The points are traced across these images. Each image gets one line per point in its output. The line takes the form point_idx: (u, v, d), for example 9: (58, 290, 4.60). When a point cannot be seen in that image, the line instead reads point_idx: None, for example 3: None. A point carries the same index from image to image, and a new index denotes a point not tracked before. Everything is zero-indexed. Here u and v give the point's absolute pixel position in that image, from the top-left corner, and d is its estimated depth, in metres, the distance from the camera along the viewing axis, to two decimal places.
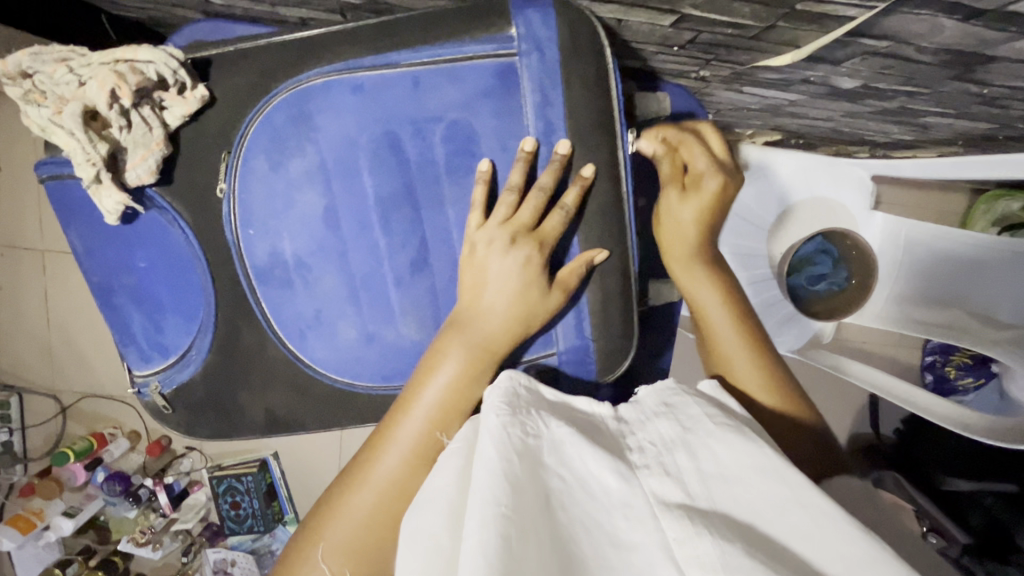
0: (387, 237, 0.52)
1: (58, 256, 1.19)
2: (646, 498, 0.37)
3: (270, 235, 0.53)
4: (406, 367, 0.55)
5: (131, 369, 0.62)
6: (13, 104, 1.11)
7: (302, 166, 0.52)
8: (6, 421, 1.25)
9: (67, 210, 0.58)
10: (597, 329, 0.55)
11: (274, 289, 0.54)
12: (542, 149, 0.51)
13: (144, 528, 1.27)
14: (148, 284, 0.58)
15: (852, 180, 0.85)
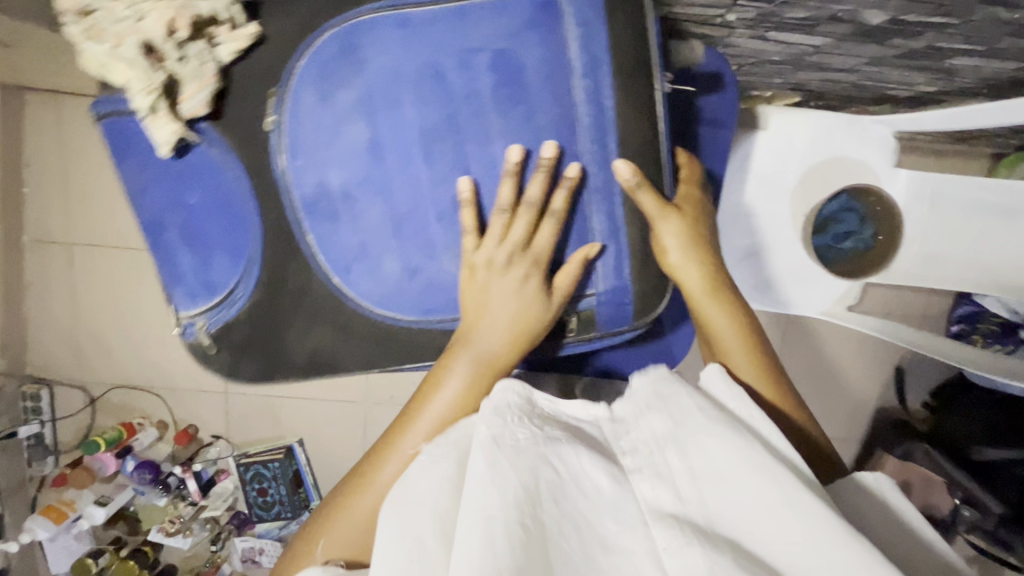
0: (432, 168, 0.57)
1: (86, 250, 1.21)
2: (635, 500, 0.46)
3: (318, 166, 0.57)
4: (449, 300, 0.61)
5: (176, 311, 0.64)
6: (41, 100, 1.14)
7: (349, 96, 0.56)
8: (37, 414, 1.26)
9: (122, 147, 0.60)
10: (634, 270, 0.63)
11: (321, 221, 0.58)
12: (584, 81, 0.57)
13: (173, 517, 1.28)
14: (196, 221, 0.60)
15: (875, 137, 0.84)
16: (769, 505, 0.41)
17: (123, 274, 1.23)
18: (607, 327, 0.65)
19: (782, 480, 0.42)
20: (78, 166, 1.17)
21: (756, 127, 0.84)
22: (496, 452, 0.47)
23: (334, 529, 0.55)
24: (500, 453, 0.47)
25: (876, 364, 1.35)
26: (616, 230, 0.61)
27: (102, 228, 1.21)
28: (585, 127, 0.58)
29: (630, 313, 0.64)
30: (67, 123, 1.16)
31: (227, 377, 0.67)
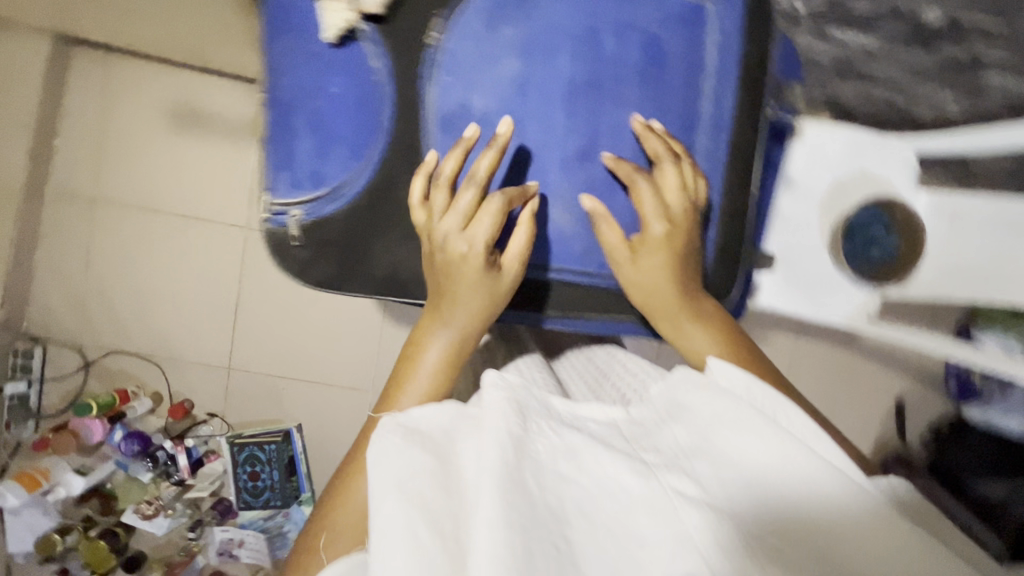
0: (569, 115, 0.62)
1: (112, 208, 1.20)
2: (665, 491, 0.40)
3: (467, 86, 0.61)
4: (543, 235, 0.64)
5: (273, 194, 0.62)
6: (92, 56, 1.16)
7: (515, 34, 0.61)
8: (26, 372, 1.20)
9: (282, 26, 0.60)
10: (720, 225, 0.67)
11: (454, 135, 0.61)
12: (712, 81, 0.65)
13: (151, 498, 1.19)
14: (331, 112, 0.60)
15: (901, 157, 0.89)
16: (822, 511, 0.38)
17: (146, 235, 1.22)
18: None
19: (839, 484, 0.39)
20: (118, 125, 1.19)
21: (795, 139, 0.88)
22: (515, 450, 0.39)
23: (340, 514, 0.53)
24: (520, 454, 0.39)
25: (878, 398, 1.38)
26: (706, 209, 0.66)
27: (131, 188, 1.20)
28: (703, 118, 0.66)
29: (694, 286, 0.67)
30: (114, 81, 1.17)
31: (296, 276, 0.63)
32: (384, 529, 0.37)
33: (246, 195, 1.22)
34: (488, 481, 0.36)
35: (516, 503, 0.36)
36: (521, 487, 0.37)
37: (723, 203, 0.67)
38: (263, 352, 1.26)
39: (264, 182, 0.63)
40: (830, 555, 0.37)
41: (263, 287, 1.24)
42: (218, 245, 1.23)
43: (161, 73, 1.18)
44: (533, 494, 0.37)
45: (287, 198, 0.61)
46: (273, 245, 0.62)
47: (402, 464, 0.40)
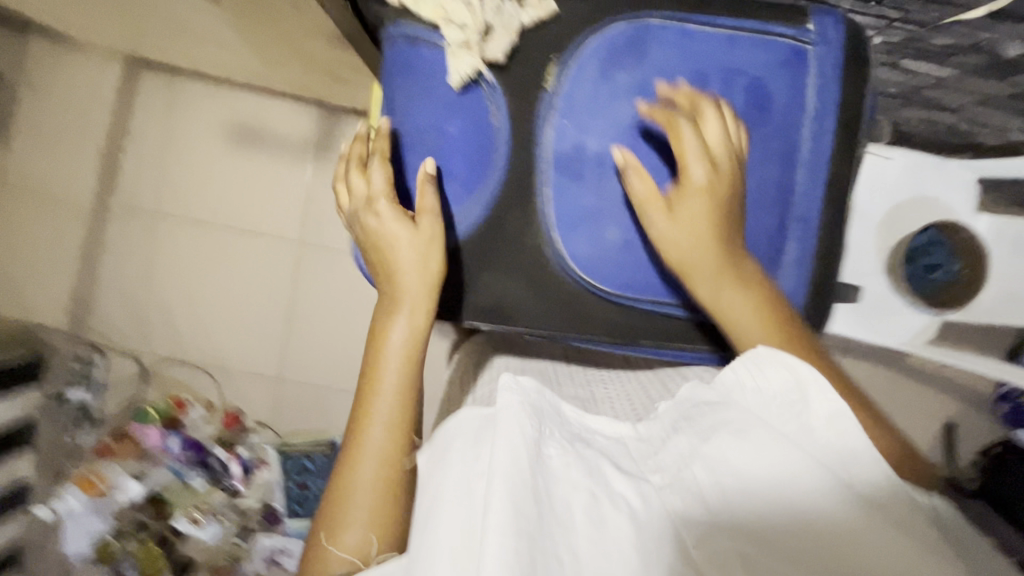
0: (676, 160, 0.59)
1: (171, 222, 1.24)
2: (662, 510, 0.43)
3: (580, 129, 0.59)
4: (647, 276, 0.61)
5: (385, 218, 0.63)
6: (156, 75, 1.19)
7: (629, 80, 0.59)
8: (86, 379, 1.24)
9: (407, 67, 0.60)
10: (816, 272, 0.61)
11: (566, 177, 0.60)
12: (812, 124, 0.59)
13: (200, 506, 1.20)
14: (448, 151, 0.60)
15: (960, 181, 0.89)
16: (813, 511, 0.39)
17: (203, 248, 1.26)
18: None
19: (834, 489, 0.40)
20: (180, 142, 1.23)
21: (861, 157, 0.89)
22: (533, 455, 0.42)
23: (338, 516, 0.51)
24: (536, 460, 0.42)
25: (924, 420, 1.36)
26: (806, 257, 0.60)
27: (190, 203, 1.24)
28: (803, 162, 0.59)
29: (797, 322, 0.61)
30: (175, 100, 1.21)
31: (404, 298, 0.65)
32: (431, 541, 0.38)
33: (299, 210, 1.25)
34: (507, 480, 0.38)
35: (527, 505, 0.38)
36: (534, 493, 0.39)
37: (816, 251, 0.60)
38: (312, 363, 1.29)
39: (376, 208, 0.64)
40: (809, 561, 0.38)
41: (313, 301, 1.27)
42: (271, 260, 1.26)
43: (220, 91, 1.21)
44: (540, 498, 0.39)
45: None
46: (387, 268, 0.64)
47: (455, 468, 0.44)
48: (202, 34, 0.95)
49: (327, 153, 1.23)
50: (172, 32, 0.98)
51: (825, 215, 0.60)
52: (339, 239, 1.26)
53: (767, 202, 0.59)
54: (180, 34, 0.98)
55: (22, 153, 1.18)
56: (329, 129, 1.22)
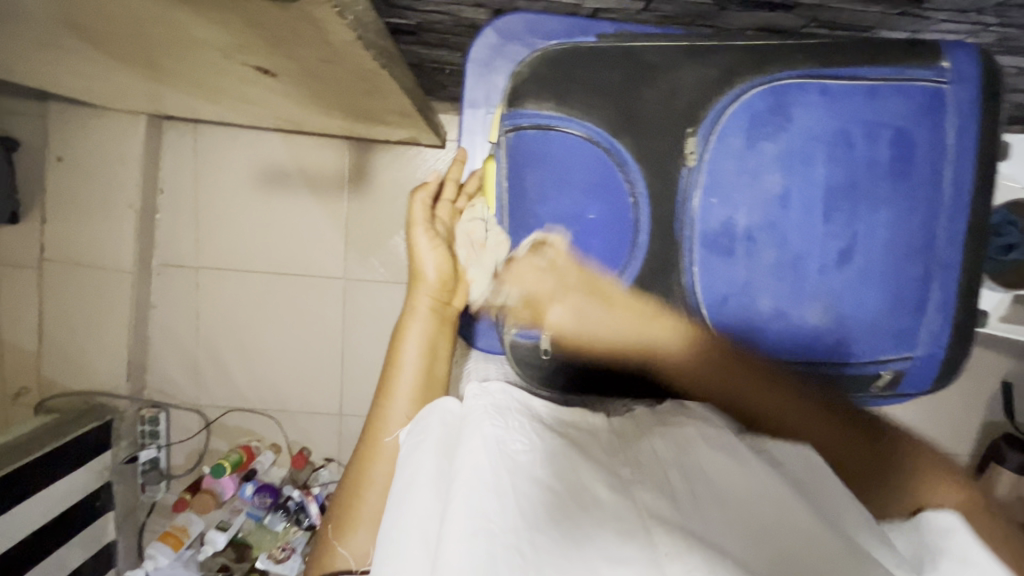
0: (828, 224, 0.53)
1: (213, 273, 1.24)
2: (634, 507, 0.38)
3: (730, 204, 0.54)
4: (804, 348, 0.55)
5: (522, 310, 0.59)
6: (181, 127, 1.19)
7: (775, 150, 0.53)
8: (154, 437, 1.26)
9: (536, 158, 0.57)
10: (953, 339, 0.55)
11: (716, 255, 0.55)
12: (953, 167, 0.52)
13: (282, 543, 1.20)
14: (588, 238, 0.58)
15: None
16: (774, 528, 0.36)
17: (246, 295, 1.25)
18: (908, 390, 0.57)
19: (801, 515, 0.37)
20: (212, 192, 1.21)
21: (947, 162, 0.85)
22: (494, 454, 0.40)
23: (346, 515, 0.51)
24: (502, 460, 0.40)
25: (982, 379, 1.36)
26: (951, 305, 0.54)
27: (229, 251, 1.23)
28: (946, 213, 0.52)
29: (936, 375, 0.56)
30: (200, 151, 1.20)
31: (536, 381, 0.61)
32: (393, 543, 0.40)
33: (338, 247, 1.24)
34: (476, 480, 0.38)
35: (486, 504, 0.37)
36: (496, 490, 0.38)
37: (959, 299, 0.54)
38: (371, 396, 1.30)
39: (506, 299, 0.60)
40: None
41: (363, 335, 1.27)
42: (317, 299, 1.26)
43: (245, 136, 1.20)
44: (509, 494, 0.37)
45: (538, 315, 0.59)
46: (518, 359, 0.61)
47: (429, 463, 0.43)
48: (230, 100, 0.93)
49: (361, 186, 1.21)
50: (197, 98, 0.95)
51: (967, 273, 0.53)
52: (382, 271, 1.25)
53: (910, 254, 0.53)
54: (205, 99, 0.95)
55: (58, 224, 1.17)
56: (360, 162, 1.21)
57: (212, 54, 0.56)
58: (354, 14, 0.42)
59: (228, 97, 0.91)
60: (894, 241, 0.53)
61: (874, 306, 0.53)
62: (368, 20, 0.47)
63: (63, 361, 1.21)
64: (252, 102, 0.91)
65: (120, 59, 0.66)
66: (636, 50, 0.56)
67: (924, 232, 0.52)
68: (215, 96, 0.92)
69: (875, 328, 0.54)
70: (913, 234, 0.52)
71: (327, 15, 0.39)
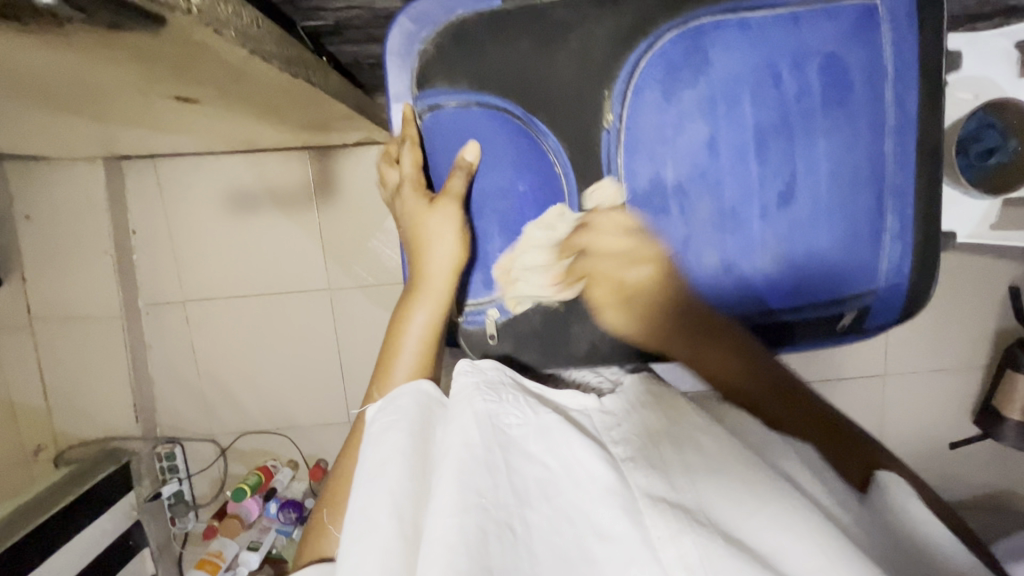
0: (763, 166, 0.60)
1: (200, 304, 1.24)
2: (629, 487, 0.41)
3: (654, 162, 0.62)
4: (754, 294, 0.64)
5: (468, 292, 0.68)
6: (139, 165, 1.16)
7: (695, 96, 0.59)
8: (173, 471, 1.28)
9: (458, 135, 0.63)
10: (913, 267, 0.64)
11: (652, 216, 0.62)
12: (894, 86, 0.59)
13: None
14: (522, 213, 0.64)
15: (996, 50, 0.83)
16: (753, 496, 0.41)
17: (238, 321, 1.25)
18: (876, 321, 0.66)
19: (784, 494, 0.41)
20: (184, 225, 1.20)
21: None
22: (485, 426, 0.44)
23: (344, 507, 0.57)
24: (493, 433, 0.44)
25: (990, 287, 1.32)
26: (906, 230, 0.63)
27: (212, 280, 1.23)
28: (889, 129, 0.60)
29: (901, 304, 0.65)
30: (164, 185, 1.18)
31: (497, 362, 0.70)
32: (370, 517, 0.41)
33: (318, 258, 1.23)
34: (465, 455, 0.41)
35: (481, 480, 0.40)
36: (486, 463, 0.41)
37: (913, 220, 0.63)
38: None
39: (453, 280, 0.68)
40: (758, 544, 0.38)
41: (360, 341, 1.28)
42: (308, 312, 1.26)
43: (208, 163, 1.18)
44: (499, 470, 0.41)
45: (481, 296, 0.67)
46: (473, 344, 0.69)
47: (401, 437, 0.45)
48: (174, 128, 0.91)
49: (330, 194, 1.20)
50: (142, 133, 0.93)
51: (918, 195, 0.62)
52: (365, 275, 1.24)
53: (859, 184, 0.61)
54: (151, 133, 0.94)
55: (42, 280, 1.18)
56: (325, 170, 1.19)
57: (129, 91, 0.55)
58: (238, 29, 0.41)
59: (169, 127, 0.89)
60: (837, 171, 0.61)
61: (825, 240, 0.62)
62: (263, 32, 0.46)
63: (75, 414, 1.24)
64: (197, 128, 0.89)
65: (44, 111, 0.65)
66: (540, 12, 0.60)
67: (868, 158, 0.60)
68: (157, 128, 0.90)
69: (830, 265, 0.63)
70: (855, 161, 0.60)
71: (206, 36, 0.38)
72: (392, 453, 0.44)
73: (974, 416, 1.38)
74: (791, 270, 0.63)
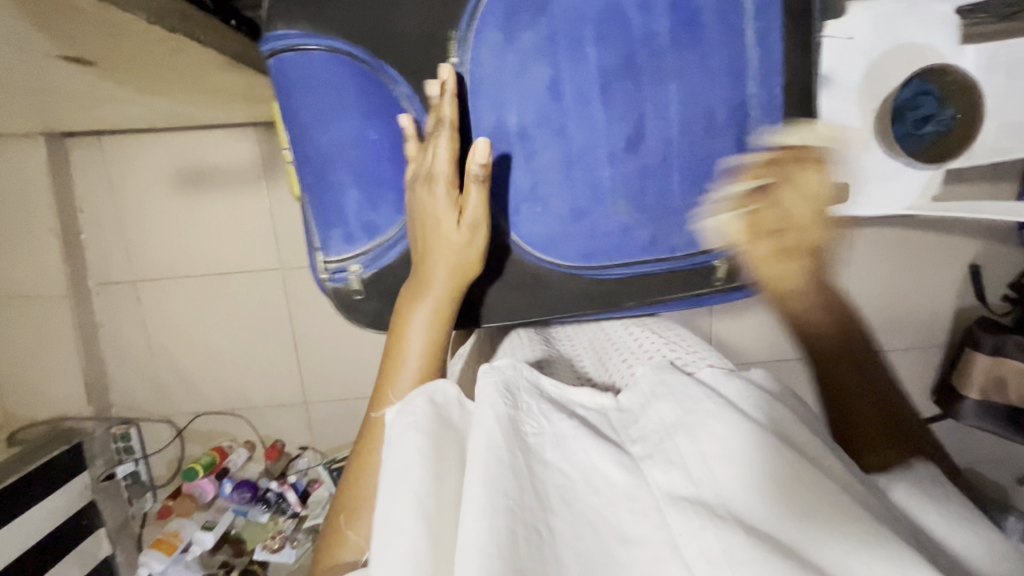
0: (608, 110, 0.63)
1: (152, 283, 1.23)
2: (649, 487, 0.46)
3: (498, 107, 0.63)
4: (608, 236, 0.69)
5: (330, 251, 0.67)
6: (85, 142, 1.15)
7: (534, 37, 0.61)
8: (129, 452, 1.28)
9: (302, 81, 0.61)
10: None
11: (499, 161, 0.65)
12: (754, 26, 0.63)
13: (274, 533, 1.24)
14: (378, 161, 0.64)
15: (937, 16, 0.80)
16: (772, 492, 0.43)
17: (191, 302, 1.24)
18: (746, 277, 0.72)
19: (811, 485, 0.43)
20: (132, 203, 1.19)
21: (834, 82, 0.82)
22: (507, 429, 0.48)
23: (356, 509, 0.57)
24: (517, 439, 0.48)
25: (951, 267, 1.31)
26: None
27: (163, 260, 1.22)
28: (750, 75, 0.65)
29: None
30: (111, 162, 1.17)
31: (365, 321, 0.71)
32: (390, 521, 0.42)
33: (269, 238, 1.21)
34: (487, 456, 0.44)
35: (504, 483, 0.43)
36: (514, 470, 0.44)
37: None
38: (333, 378, 1.31)
39: (314, 236, 0.68)
40: (786, 534, 0.40)
41: (314, 321, 1.27)
42: (261, 293, 1.25)
43: (153, 140, 1.16)
44: (523, 474, 0.44)
45: (342, 253, 0.67)
46: (340, 300, 0.69)
47: (417, 438, 0.47)
48: (107, 100, 0.90)
49: (278, 173, 1.18)
50: (77, 106, 0.92)
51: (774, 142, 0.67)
52: None
53: (716, 129, 0.66)
54: (86, 105, 0.93)
55: None
56: (274, 148, 1.17)
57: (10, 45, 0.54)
58: None
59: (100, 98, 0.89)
60: (686, 114, 0.65)
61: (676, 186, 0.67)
62: None
63: (27, 393, 1.24)
64: (127, 100, 0.88)
65: None
66: None
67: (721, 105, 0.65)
68: (88, 98, 0.88)
69: (688, 211, 0.69)
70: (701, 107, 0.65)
71: None
72: (411, 456, 0.46)
73: (934, 395, 1.38)
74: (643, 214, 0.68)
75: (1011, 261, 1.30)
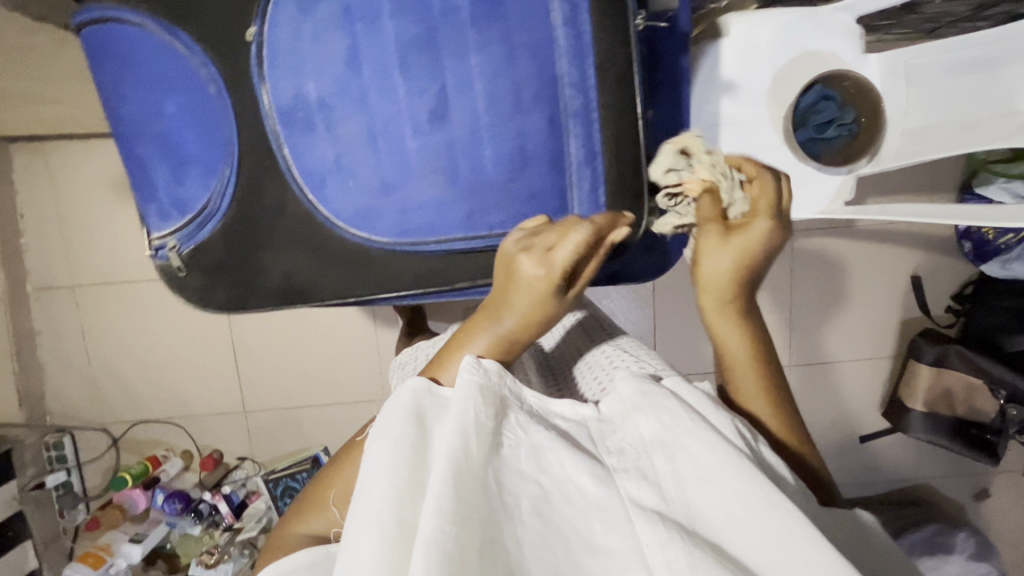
0: (408, 81, 0.54)
1: (89, 289, 1.22)
2: (621, 497, 0.43)
3: (296, 76, 0.55)
4: (418, 222, 0.58)
5: (151, 230, 0.64)
6: (27, 149, 1.16)
7: (329, 9, 0.54)
8: (62, 461, 1.26)
9: (103, 53, 0.59)
10: (609, 196, 0.60)
11: (297, 133, 0.57)
12: (562, 6, 0.54)
13: (210, 547, 1.18)
14: (177, 135, 0.59)
15: (839, 25, 0.81)
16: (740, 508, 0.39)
17: (127, 309, 1.24)
18: None
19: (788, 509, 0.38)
20: (71, 208, 1.19)
21: (736, 91, 0.85)
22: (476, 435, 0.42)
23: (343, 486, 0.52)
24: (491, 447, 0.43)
25: (893, 279, 1.31)
26: (594, 157, 0.58)
27: (99, 267, 1.22)
28: (562, 51, 0.55)
29: None
30: (50, 168, 1.17)
31: (200, 302, 0.66)
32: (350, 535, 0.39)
33: None
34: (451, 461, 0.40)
35: (471, 495, 0.39)
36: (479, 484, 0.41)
37: (602, 149, 0.58)
38: (273, 387, 1.29)
39: (143, 219, 0.65)
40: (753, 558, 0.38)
41: (252, 329, 1.26)
42: None
43: (88, 147, 1.16)
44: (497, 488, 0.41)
45: (162, 230, 0.63)
46: (167, 278, 0.66)
47: (387, 443, 0.42)
48: (53, 99, 1.00)
49: None
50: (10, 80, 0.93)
51: (606, 127, 0.57)
52: None
53: (525, 105, 0.55)
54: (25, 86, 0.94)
55: None
56: None
57: None
58: None
59: (44, 90, 0.99)
60: (495, 90, 0.55)
61: (491, 160, 0.56)
62: None
63: None
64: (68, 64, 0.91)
65: None
66: None
67: (532, 76, 0.55)
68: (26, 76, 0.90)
69: (506, 194, 0.58)
70: (508, 81, 0.55)
71: None
72: (384, 465, 0.41)
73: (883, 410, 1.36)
74: (462, 196, 0.57)
75: (951, 273, 1.30)
